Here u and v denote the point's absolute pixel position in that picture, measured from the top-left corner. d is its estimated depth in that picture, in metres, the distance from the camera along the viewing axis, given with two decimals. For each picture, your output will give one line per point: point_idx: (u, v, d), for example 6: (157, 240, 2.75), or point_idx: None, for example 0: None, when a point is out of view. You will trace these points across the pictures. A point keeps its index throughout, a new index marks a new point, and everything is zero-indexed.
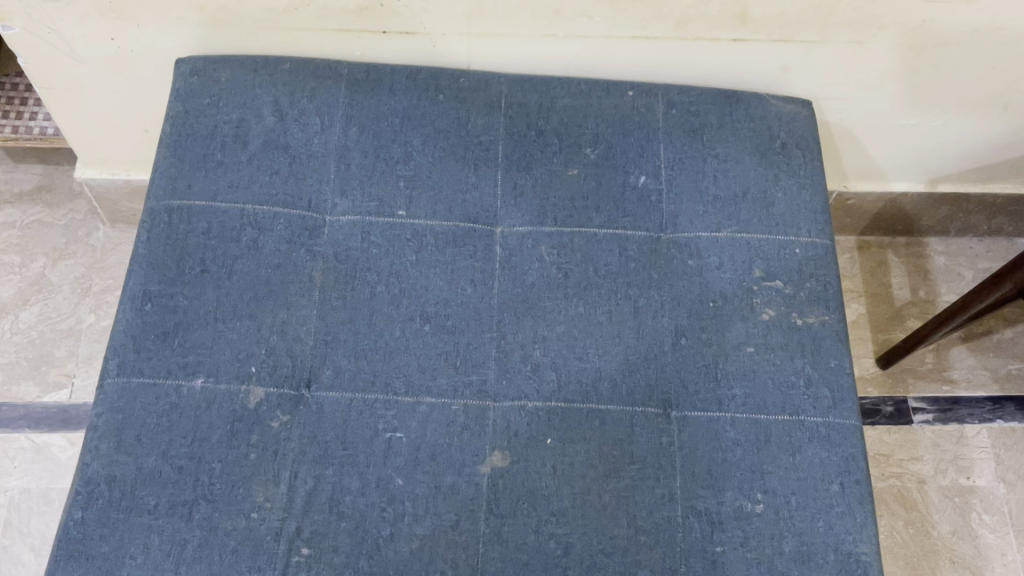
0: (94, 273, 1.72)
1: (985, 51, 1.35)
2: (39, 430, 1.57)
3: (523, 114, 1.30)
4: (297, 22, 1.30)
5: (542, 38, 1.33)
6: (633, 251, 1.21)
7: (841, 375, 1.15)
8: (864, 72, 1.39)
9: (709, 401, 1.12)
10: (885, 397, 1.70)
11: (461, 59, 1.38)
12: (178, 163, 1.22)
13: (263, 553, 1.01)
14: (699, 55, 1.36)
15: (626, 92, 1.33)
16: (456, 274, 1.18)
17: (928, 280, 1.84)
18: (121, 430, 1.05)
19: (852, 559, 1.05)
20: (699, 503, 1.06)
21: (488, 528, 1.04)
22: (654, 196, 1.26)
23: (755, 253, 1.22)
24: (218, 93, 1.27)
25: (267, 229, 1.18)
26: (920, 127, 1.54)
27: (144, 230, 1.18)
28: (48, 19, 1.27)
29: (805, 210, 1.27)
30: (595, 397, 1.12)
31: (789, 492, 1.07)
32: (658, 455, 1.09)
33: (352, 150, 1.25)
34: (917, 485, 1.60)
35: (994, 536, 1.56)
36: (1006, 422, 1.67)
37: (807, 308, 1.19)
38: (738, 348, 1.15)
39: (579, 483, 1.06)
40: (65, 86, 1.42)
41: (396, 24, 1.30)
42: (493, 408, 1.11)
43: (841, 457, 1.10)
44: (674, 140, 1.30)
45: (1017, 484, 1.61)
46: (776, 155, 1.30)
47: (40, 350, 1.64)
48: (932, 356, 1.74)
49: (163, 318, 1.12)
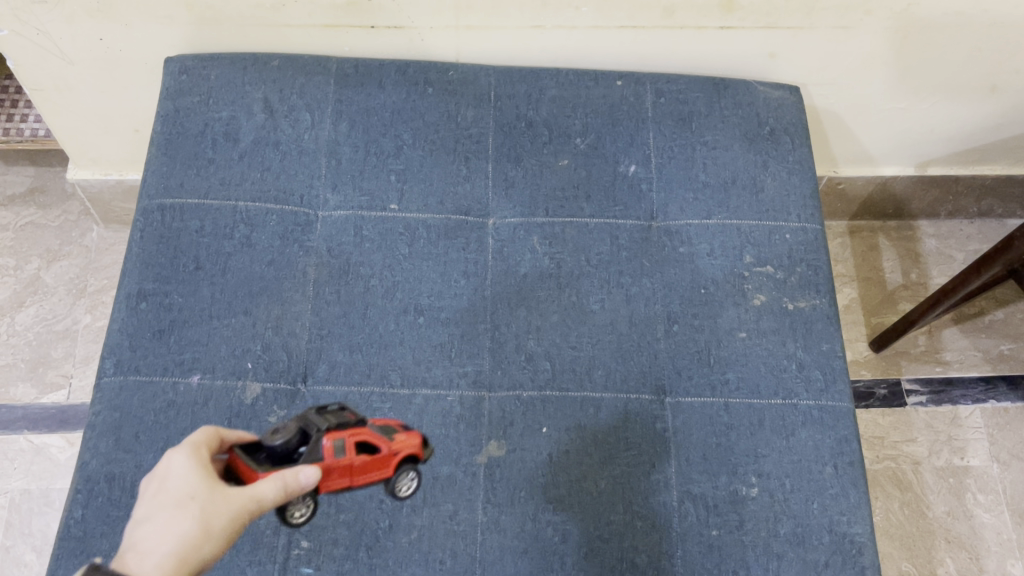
0: (90, 274, 1.72)
1: (972, 34, 1.36)
2: (37, 431, 1.56)
3: (512, 105, 1.31)
4: (284, 19, 1.30)
5: (530, 30, 1.33)
6: (624, 239, 1.23)
7: (833, 358, 1.17)
8: (851, 58, 1.40)
9: (702, 386, 1.13)
10: (878, 380, 1.71)
11: (448, 53, 1.38)
12: (169, 162, 1.23)
13: (264, 547, 1.00)
14: (686, 44, 1.36)
15: (614, 82, 1.34)
16: (448, 267, 1.19)
17: (920, 263, 1.85)
18: (120, 427, 1.05)
19: (846, 540, 1.06)
20: (695, 488, 1.07)
21: (486, 517, 1.05)
22: (644, 185, 1.27)
23: (746, 239, 1.23)
24: (208, 91, 1.28)
25: (259, 226, 1.19)
26: (908, 111, 1.55)
27: (137, 230, 1.18)
28: (36, 21, 1.27)
29: (795, 195, 1.28)
30: (589, 385, 1.13)
31: (783, 475, 1.08)
32: (652, 441, 1.10)
33: (342, 146, 1.26)
34: (912, 466, 1.61)
35: (989, 515, 1.56)
36: (999, 401, 1.68)
37: (798, 293, 1.20)
38: (730, 333, 1.16)
39: (576, 470, 1.07)
40: (55, 87, 1.42)
41: (383, 19, 1.30)
42: (488, 399, 1.11)
43: (834, 440, 1.11)
44: (664, 129, 1.31)
45: (1011, 463, 1.62)
46: (765, 141, 1.31)
47: (37, 351, 1.63)
48: (925, 338, 1.76)
49: (158, 316, 1.12)
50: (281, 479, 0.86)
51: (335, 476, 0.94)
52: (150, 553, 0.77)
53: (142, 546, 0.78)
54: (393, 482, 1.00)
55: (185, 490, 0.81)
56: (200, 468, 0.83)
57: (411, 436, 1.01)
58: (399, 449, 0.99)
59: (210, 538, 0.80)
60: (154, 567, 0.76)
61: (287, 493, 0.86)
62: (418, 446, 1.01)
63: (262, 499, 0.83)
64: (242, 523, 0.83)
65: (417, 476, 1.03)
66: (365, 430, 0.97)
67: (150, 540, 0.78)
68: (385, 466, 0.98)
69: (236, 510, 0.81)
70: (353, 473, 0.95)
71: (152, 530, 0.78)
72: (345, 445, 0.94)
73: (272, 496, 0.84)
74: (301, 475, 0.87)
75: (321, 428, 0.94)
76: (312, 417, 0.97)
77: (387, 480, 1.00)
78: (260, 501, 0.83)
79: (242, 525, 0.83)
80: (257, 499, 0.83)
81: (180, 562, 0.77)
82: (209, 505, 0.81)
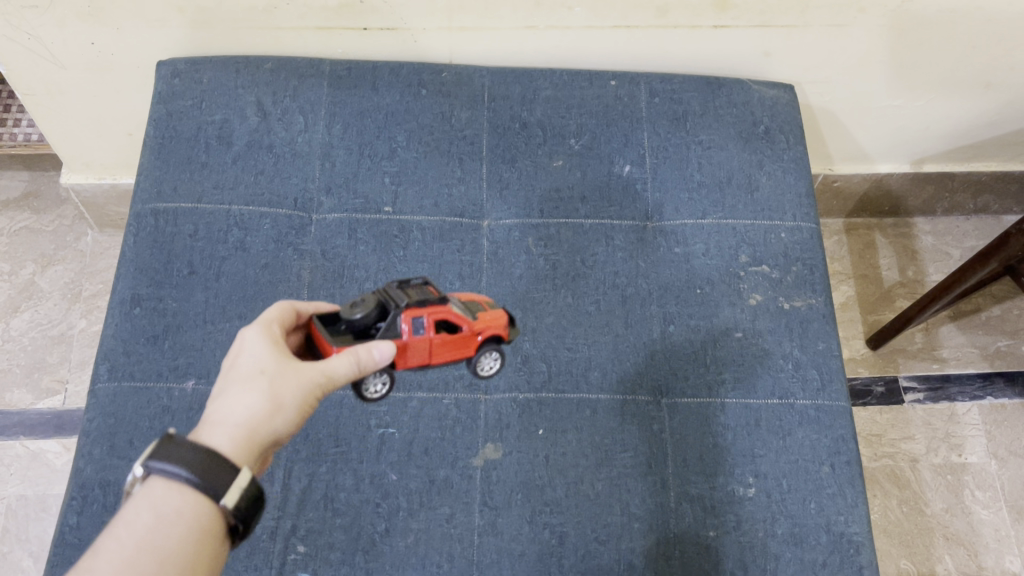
0: (85, 279, 1.72)
1: (966, 30, 1.36)
2: (34, 437, 1.55)
3: (506, 106, 1.31)
4: (277, 21, 1.30)
5: (523, 31, 1.33)
6: (620, 240, 1.23)
7: (829, 357, 1.16)
8: (845, 56, 1.40)
9: (699, 386, 1.13)
10: (875, 377, 1.71)
11: (442, 54, 1.37)
12: (162, 166, 1.22)
13: (260, 552, 1.00)
14: (681, 43, 1.36)
15: (608, 82, 1.34)
16: (443, 269, 1.19)
17: (917, 260, 1.84)
18: (114, 433, 1.04)
19: (844, 539, 1.05)
20: (691, 488, 1.07)
21: (483, 520, 1.04)
22: (639, 185, 1.27)
23: (741, 239, 1.23)
24: (200, 94, 1.27)
25: (253, 229, 1.19)
26: (904, 108, 1.54)
27: (130, 234, 1.18)
28: (27, 25, 1.27)
29: (789, 195, 1.28)
30: (585, 386, 1.12)
31: (780, 475, 1.08)
32: (649, 443, 1.09)
33: (336, 148, 1.25)
34: (909, 464, 1.61)
35: (988, 511, 1.56)
36: (996, 398, 1.68)
37: (793, 292, 1.20)
38: (726, 334, 1.16)
39: (573, 472, 1.07)
40: (47, 91, 1.41)
41: (377, 20, 1.30)
42: (484, 401, 1.11)
43: (830, 439, 1.11)
44: (659, 128, 1.31)
45: (1009, 460, 1.61)
46: (759, 140, 1.32)
47: (33, 356, 1.63)
48: (922, 336, 1.76)
49: (152, 321, 1.12)
50: (355, 355, 0.87)
51: (418, 352, 0.98)
52: (222, 423, 0.77)
53: (215, 417, 0.78)
54: (474, 361, 1.05)
55: (255, 364, 0.82)
56: (271, 343, 0.84)
57: (489, 318, 1.03)
58: (481, 329, 1.01)
59: (281, 410, 0.80)
60: (226, 434, 0.76)
61: (359, 370, 0.88)
62: (502, 326, 1.04)
63: (334, 373, 0.85)
64: (313, 397, 0.84)
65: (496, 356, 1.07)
66: (447, 309, 0.99)
67: (221, 411, 0.78)
68: (466, 344, 1.02)
69: (307, 383, 0.83)
70: (434, 350, 0.99)
71: (223, 402, 0.79)
72: (426, 323, 0.97)
73: (344, 371, 0.86)
74: (376, 350, 0.88)
75: (401, 305, 0.96)
76: (394, 291, 0.98)
77: (469, 358, 1.05)
78: (331, 375, 0.85)
79: (313, 400, 0.84)
80: (328, 374, 0.84)
81: (252, 432, 0.78)
82: (280, 378, 0.81)
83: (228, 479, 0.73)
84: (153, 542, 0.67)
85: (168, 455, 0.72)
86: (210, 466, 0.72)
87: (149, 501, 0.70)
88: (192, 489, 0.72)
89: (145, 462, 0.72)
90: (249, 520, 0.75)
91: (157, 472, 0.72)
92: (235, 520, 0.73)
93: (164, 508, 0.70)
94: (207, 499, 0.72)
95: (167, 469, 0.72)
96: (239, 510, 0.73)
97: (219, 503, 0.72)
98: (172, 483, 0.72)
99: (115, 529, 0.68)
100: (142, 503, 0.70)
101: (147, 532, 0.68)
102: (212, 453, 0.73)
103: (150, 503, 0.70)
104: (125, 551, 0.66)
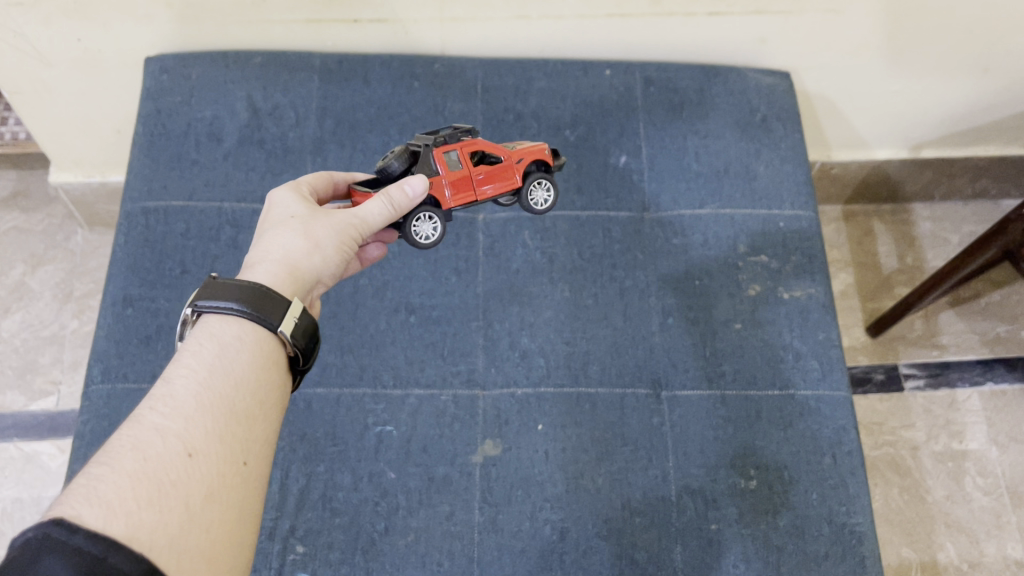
0: (75, 278, 1.70)
1: (962, 13, 1.34)
2: (27, 438, 1.53)
3: (500, 97, 1.30)
4: (266, 15, 1.27)
5: (517, 21, 1.31)
6: (617, 232, 1.22)
7: (830, 347, 1.15)
8: (843, 40, 1.38)
9: (698, 379, 1.12)
10: (875, 365, 1.70)
11: (435, 45, 1.35)
12: (153, 164, 1.21)
13: (258, 554, 0.98)
14: (677, 31, 1.34)
15: (603, 72, 1.34)
16: (439, 265, 1.19)
17: (915, 246, 1.83)
18: (108, 435, 1.03)
19: (846, 531, 1.03)
20: (693, 481, 1.05)
21: (483, 517, 1.02)
22: (636, 176, 1.27)
23: (739, 228, 1.23)
24: (190, 90, 1.26)
25: (246, 227, 1.17)
26: (901, 93, 1.52)
27: (121, 234, 1.16)
28: (12, 22, 1.24)
29: (787, 183, 1.27)
30: (584, 380, 1.12)
31: (782, 467, 1.07)
32: (649, 435, 1.08)
33: (328, 143, 1.24)
34: (910, 452, 1.60)
35: (988, 498, 1.55)
36: (997, 383, 1.67)
37: (793, 281, 1.19)
38: (726, 325, 1.16)
39: (572, 467, 1.06)
40: (34, 89, 1.38)
41: (368, 12, 1.27)
42: (482, 397, 1.10)
43: (831, 430, 1.09)
44: (654, 118, 1.31)
45: (1010, 446, 1.60)
46: (756, 128, 1.31)
47: (25, 358, 1.61)
48: (921, 322, 1.76)
49: (145, 321, 1.10)
50: (388, 197, 0.88)
51: (458, 188, 0.96)
52: (263, 261, 0.83)
53: (257, 258, 0.84)
54: (525, 195, 1.03)
55: (289, 214, 0.88)
56: (301, 198, 0.90)
57: (527, 148, 1.02)
58: (520, 157, 1.00)
59: (318, 249, 0.85)
60: (267, 269, 0.82)
61: (394, 212, 0.89)
62: (544, 152, 1.03)
63: (368, 217, 0.87)
64: (348, 239, 0.87)
65: (550, 191, 1.06)
66: (479, 142, 0.98)
67: (262, 253, 0.84)
68: (511, 173, 1.00)
69: (340, 225, 0.87)
70: (476, 185, 0.97)
71: (262, 246, 0.85)
72: (459, 156, 0.96)
73: (379, 215, 0.88)
74: (406, 187, 0.89)
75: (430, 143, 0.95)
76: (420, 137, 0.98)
77: (518, 192, 1.03)
78: (363, 219, 0.87)
79: (350, 242, 0.88)
80: (362, 218, 0.87)
81: (292, 268, 0.83)
82: (312, 222, 0.87)
83: (282, 310, 0.77)
84: (224, 366, 0.72)
85: (220, 293, 0.76)
86: (262, 299, 0.77)
87: (209, 334, 0.74)
88: (249, 320, 0.76)
89: (197, 303, 0.76)
90: (306, 352, 0.80)
91: (211, 310, 0.76)
92: (295, 349, 0.78)
93: (226, 338, 0.74)
94: (265, 329, 0.77)
95: (220, 306, 0.76)
96: (297, 340, 0.78)
97: (277, 333, 0.77)
98: (229, 319, 0.76)
99: (184, 358, 0.71)
100: (202, 335, 0.74)
101: (216, 360, 0.72)
102: (261, 287, 0.77)
103: (211, 336, 0.74)
104: (198, 375, 0.70)
